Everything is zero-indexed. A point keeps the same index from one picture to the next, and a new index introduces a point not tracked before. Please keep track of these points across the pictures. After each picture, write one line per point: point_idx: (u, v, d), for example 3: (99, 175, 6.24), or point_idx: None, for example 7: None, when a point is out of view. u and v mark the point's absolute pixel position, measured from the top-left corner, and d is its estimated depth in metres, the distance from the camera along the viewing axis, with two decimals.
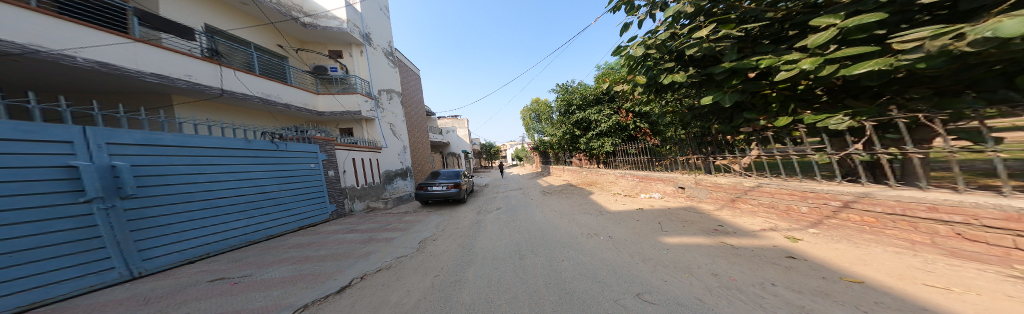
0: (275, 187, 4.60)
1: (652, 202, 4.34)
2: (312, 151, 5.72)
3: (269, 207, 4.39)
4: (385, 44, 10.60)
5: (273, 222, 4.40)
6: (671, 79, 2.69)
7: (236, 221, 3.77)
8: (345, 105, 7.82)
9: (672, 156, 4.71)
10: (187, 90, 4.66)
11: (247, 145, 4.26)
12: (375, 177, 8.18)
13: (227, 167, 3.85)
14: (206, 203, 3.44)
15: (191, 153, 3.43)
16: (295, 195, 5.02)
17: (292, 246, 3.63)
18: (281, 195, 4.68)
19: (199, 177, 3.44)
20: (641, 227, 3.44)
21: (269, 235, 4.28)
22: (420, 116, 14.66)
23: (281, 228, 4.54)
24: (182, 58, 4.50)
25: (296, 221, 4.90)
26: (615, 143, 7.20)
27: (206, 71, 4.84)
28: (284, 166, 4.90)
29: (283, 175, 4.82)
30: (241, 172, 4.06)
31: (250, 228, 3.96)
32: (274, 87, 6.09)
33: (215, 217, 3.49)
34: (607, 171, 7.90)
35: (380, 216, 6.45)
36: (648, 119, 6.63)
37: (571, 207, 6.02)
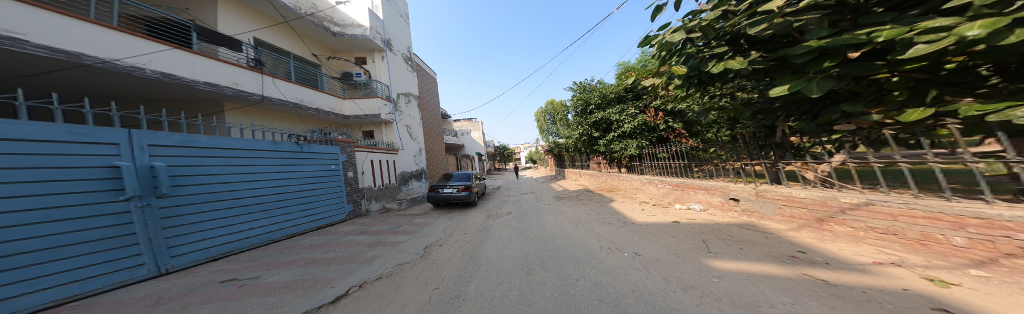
0: (296, 187, 4.76)
1: (691, 215, 3.67)
2: (334, 153, 5.92)
3: (290, 206, 4.53)
4: (404, 49, 10.97)
5: (293, 222, 4.53)
6: (724, 66, 2.10)
7: (258, 220, 3.89)
8: (366, 109, 8.08)
9: (720, 161, 4.08)
10: (233, 97, 5.00)
11: (274, 147, 4.44)
12: (391, 178, 8.35)
13: (254, 168, 4.02)
14: (232, 202, 3.57)
15: (223, 154, 3.59)
16: (315, 196, 5.18)
17: (305, 246, 3.65)
18: (301, 195, 4.84)
19: (228, 177, 3.60)
20: (677, 242, 2.87)
21: (288, 234, 4.40)
22: (436, 118, 14.96)
23: (300, 228, 4.67)
24: (231, 68, 4.85)
25: (314, 220, 5.03)
26: (640, 146, 6.49)
27: (251, 79, 5.16)
28: (306, 167, 5.07)
29: (304, 175, 4.98)
30: (267, 172, 4.23)
31: (270, 227, 4.08)
32: (307, 93, 6.44)
33: (239, 216, 3.62)
34: (630, 177, 7.16)
35: (393, 217, 6.46)
36: (682, 119, 5.89)
37: (589, 215, 5.46)
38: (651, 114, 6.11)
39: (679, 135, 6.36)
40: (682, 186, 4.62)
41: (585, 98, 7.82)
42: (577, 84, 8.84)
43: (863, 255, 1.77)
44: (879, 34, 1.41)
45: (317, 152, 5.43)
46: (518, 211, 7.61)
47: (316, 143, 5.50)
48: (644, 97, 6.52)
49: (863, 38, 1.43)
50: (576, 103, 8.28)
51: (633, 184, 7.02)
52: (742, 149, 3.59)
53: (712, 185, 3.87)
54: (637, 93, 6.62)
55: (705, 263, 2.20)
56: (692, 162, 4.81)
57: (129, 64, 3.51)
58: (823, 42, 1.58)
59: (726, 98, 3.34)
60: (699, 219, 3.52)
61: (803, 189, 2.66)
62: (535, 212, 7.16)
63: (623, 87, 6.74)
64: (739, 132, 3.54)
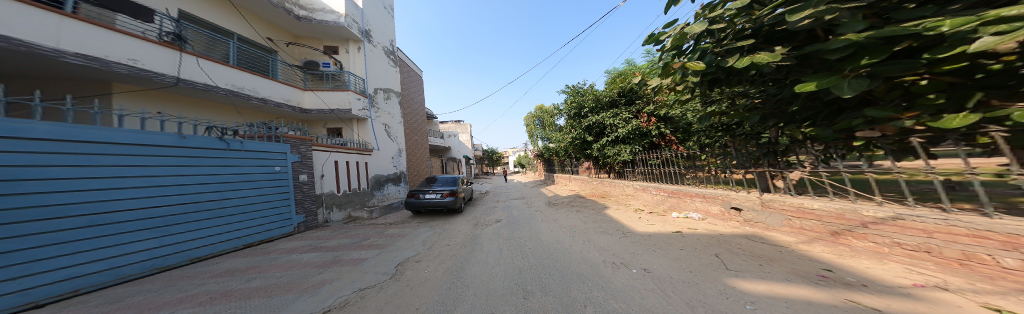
0: (212, 195, 3.73)
1: (691, 224, 3.51)
2: (280, 153, 4.94)
3: (196, 220, 3.48)
4: (386, 42, 10.13)
5: (202, 241, 3.51)
6: (749, 60, 1.97)
7: (139, 241, 2.85)
8: (335, 102, 7.13)
9: (716, 168, 4.14)
10: (129, 77, 3.82)
11: (179, 142, 3.41)
12: (360, 182, 7.40)
13: (143, 170, 2.99)
14: (93, 219, 2.49)
15: (80, 150, 2.49)
16: (243, 206, 4.15)
17: (218, 274, 2.98)
18: (220, 205, 3.81)
19: (93, 183, 2.55)
20: (686, 256, 2.65)
21: (192, 258, 3.37)
22: (420, 118, 14.08)
23: (215, 248, 3.66)
24: (129, 39, 3.73)
25: (236, 238, 3.98)
26: (633, 152, 6.47)
27: (159, 56, 4.05)
28: (227, 169, 4.01)
29: (228, 180, 3.98)
30: (163, 176, 3.19)
31: (161, 251, 3.04)
32: (249, 80, 5.38)
33: (106, 238, 2.57)
34: (623, 183, 7.11)
35: (358, 228, 5.60)
36: (673, 125, 5.99)
37: (584, 223, 5.20)
38: (645, 119, 6.12)
39: (670, 142, 6.44)
40: (678, 194, 4.54)
41: (580, 102, 7.75)
42: (571, 88, 8.80)
43: (901, 276, 1.58)
44: (935, 24, 1.28)
45: (256, 151, 4.47)
46: (508, 219, 7.16)
47: (255, 140, 4.53)
48: (637, 103, 6.54)
49: (917, 29, 1.30)
50: (570, 107, 8.19)
51: (625, 191, 6.97)
52: (745, 154, 3.53)
53: (708, 194, 3.79)
54: (630, 98, 6.64)
55: (729, 285, 1.94)
56: (685, 169, 4.79)
57: None
58: (866, 34, 1.46)
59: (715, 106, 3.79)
60: (701, 229, 3.37)
61: (813, 200, 2.57)
62: (526, 220, 6.76)
63: (617, 92, 6.75)
64: (743, 137, 3.51)
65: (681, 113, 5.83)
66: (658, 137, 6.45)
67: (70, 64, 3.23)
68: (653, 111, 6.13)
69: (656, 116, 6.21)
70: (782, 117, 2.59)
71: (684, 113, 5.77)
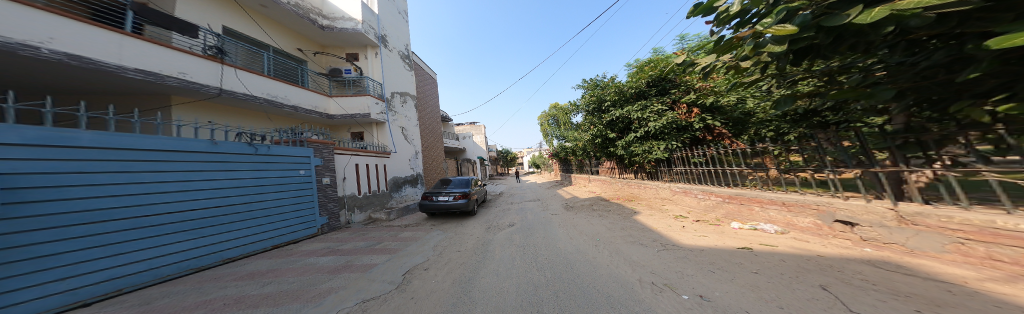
0: (244, 198, 3.79)
1: (766, 241, 2.66)
2: (304, 156, 5.06)
3: (227, 223, 3.51)
4: (401, 47, 10.52)
5: (234, 242, 3.55)
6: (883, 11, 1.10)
7: (175, 243, 2.88)
8: (355, 107, 7.38)
9: (795, 169, 3.43)
10: (180, 89, 4.14)
11: (211, 148, 3.45)
12: (379, 184, 7.54)
13: (182, 175, 3.07)
14: (132, 222, 2.53)
15: (120, 157, 2.54)
16: (271, 207, 4.23)
17: (241, 276, 2.78)
18: (251, 207, 3.89)
19: (132, 187, 2.59)
20: (769, 286, 1.86)
21: (225, 259, 3.40)
22: (436, 120, 14.40)
23: (245, 249, 3.69)
24: (179, 54, 4.04)
25: (265, 239, 4.04)
26: (669, 148, 5.54)
27: (204, 68, 4.34)
28: (257, 173, 4.08)
29: (257, 183, 4.07)
30: (199, 180, 3.26)
31: (195, 252, 3.08)
32: (282, 89, 5.68)
33: (143, 241, 2.59)
34: (656, 185, 6.16)
35: (375, 230, 5.57)
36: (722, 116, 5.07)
37: (610, 232, 4.47)
38: (683, 110, 5.19)
39: (718, 136, 5.41)
40: (739, 198, 3.58)
41: (599, 95, 7.00)
42: (589, 82, 8.07)
43: None
44: None
45: (282, 155, 4.57)
46: (522, 223, 6.65)
47: (281, 145, 4.64)
48: (671, 92, 5.62)
49: None
50: (588, 102, 7.47)
51: (660, 194, 5.99)
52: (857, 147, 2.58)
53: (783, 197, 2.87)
54: (662, 87, 5.74)
55: None
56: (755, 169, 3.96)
57: (17, 41, 2.58)
58: None
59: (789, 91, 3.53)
60: (781, 247, 2.49)
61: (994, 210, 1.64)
62: (542, 225, 6.17)
63: (645, 81, 5.90)
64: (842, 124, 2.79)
65: (729, 100, 4.83)
66: (702, 131, 5.42)
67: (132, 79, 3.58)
68: (693, 100, 5.19)
69: (695, 106, 5.27)
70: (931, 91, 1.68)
71: (732, 99, 4.79)
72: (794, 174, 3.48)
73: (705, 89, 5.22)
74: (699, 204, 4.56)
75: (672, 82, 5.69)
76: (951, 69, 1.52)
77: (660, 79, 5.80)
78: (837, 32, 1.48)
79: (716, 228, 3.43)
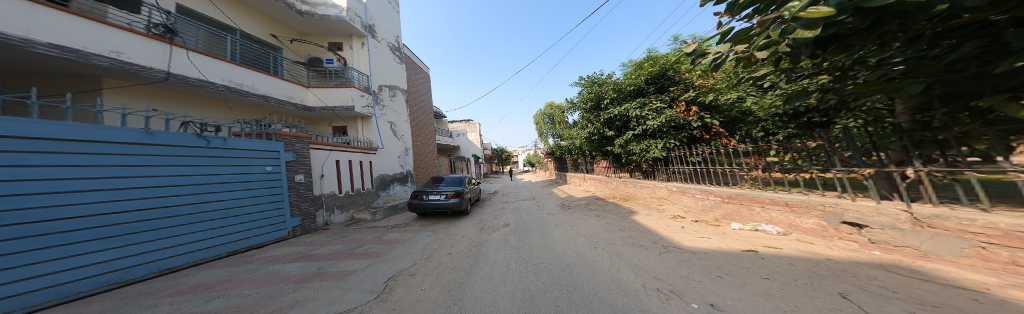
0: (189, 198, 3.06)
1: (770, 242, 2.58)
2: (270, 151, 4.30)
3: (167, 227, 2.78)
4: (391, 38, 10.01)
5: (176, 249, 2.83)
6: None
7: (94, 253, 2.15)
8: (337, 99, 6.86)
9: (792, 169, 3.40)
10: (115, 71, 3.52)
11: (145, 137, 2.68)
12: (365, 183, 7.09)
13: (108, 170, 2.35)
14: (38, 229, 1.84)
15: (24, 146, 1.85)
16: (228, 209, 3.51)
17: (184, 289, 2.34)
18: (200, 210, 3.16)
19: (36, 185, 1.88)
20: (784, 294, 1.73)
21: (162, 270, 2.67)
22: (428, 116, 13.91)
23: (192, 257, 2.98)
24: (111, 30, 3.36)
25: (220, 245, 3.34)
26: (666, 147, 5.51)
27: (148, 49, 3.75)
28: (206, 167, 3.31)
29: (210, 181, 3.34)
30: (129, 177, 2.52)
31: (121, 264, 2.33)
32: (244, 75, 5.04)
33: (50, 251, 1.88)
34: (652, 184, 6.14)
35: (355, 232, 5.15)
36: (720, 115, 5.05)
37: (607, 233, 4.34)
38: (682, 108, 5.15)
39: (716, 135, 5.40)
40: (739, 198, 3.51)
41: (598, 93, 6.91)
42: (586, 79, 7.97)
43: None
44: None
45: (239, 150, 3.80)
46: (517, 223, 6.45)
47: (243, 138, 3.89)
48: (670, 90, 5.58)
49: None
50: (586, 99, 7.38)
51: (657, 194, 5.96)
52: None
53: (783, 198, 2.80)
54: (660, 84, 5.69)
55: None
56: (755, 169, 3.91)
57: None
58: None
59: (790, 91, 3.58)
60: (785, 249, 2.41)
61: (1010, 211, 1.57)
62: (538, 225, 5.99)
63: (644, 79, 5.83)
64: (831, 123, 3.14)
65: (726, 98, 4.81)
66: (700, 130, 5.42)
67: (42, 55, 2.86)
68: (692, 99, 5.16)
69: (693, 104, 5.24)
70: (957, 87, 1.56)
71: (729, 98, 4.77)
72: (793, 174, 3.45)
73: (704, 87, 5.19)
74: (696, 204, 4.51)
75: (671, 80, 5.64)
76: (984, 60, 1.39)
77: (659, 77, 5.75)
78: (874, 15, 1.32)
79: (716, 229, 3.35)
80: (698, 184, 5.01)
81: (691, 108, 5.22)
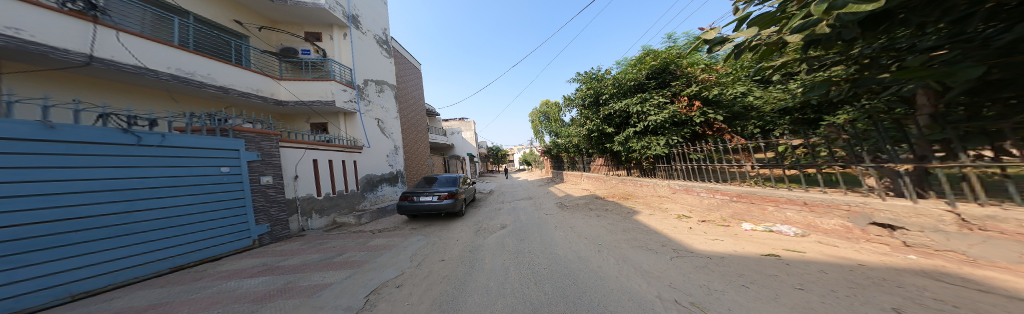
0: (116, 205, 2.38)
1: (790, 245, 2.39)
2: (229, 150, 3.58)
3: (82, 241, 2.12)
4: (377, 30, 9.42)
5: (94, 268, 2.16)
6: None
7: None
8: (316, 93, 6.28)
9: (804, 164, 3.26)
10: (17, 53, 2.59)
11: (51, 132, 2.00)
12: (349, 184, 6.57)
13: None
14: None
15: None
16: (171, 217, 2.84)
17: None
18: (131, 220, 2.48)
19: None
20: (826, 308, 1.47)
21: (73, 295, 2.02)
22: (420, 113, 13.37)
23: (115, 276, 2.31)
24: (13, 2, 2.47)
25: (156, 261, 2.67)
26: (668, 143, 5.37)
27: (71, 27, 2.86)
28: (142, 168, 2.60)
29: (147, 185, 2.64)
30: (28, 182, 1.86)
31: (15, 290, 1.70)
32: (202, 64, 4.24)
33: None
34: (653, 182, 6.03)
35: (336, 238, 4.68)
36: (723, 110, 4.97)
37: (610, 235, 4.13)
38: (684, 102, 5.04)
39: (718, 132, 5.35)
40: (752, 197, 3.32)
41: (597, 88, 6.72)
42: (584, 75, 7.80)
43: None
44: None
45: (187, 148, 3.06)
46: (515, 224, 6.17)
47: (186, 134, 3.09)
48: (672, 85, 5.45)
49: None
50: (584, 95, 7.20)
51: (659, 192, 5.83)
52: None
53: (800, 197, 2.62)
54: (662, 79, 5.56)
55: None
56: (761, 165, 3.81)
57: None
58: None
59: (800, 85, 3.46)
60: (811, 253, 2.19)
61: None
62: (537, 226, 5.74)
63: (645, 73, 5.67)
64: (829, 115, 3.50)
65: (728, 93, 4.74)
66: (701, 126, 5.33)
67: None
68: (694, 93, 5.04)
69: (695, 99, 5.14)
70: (1021, 71, 1.34)
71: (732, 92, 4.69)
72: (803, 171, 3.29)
73: (706, 82, 5.09)
74: (702, 203, 4.35)
75: (672, 75, 5.53)
76: None
77: (661, 71, 5.60)
78: None
79: (726, 229, 3.18)
80: (700, 182, 4.89)
81: (694, 103, 5.10)
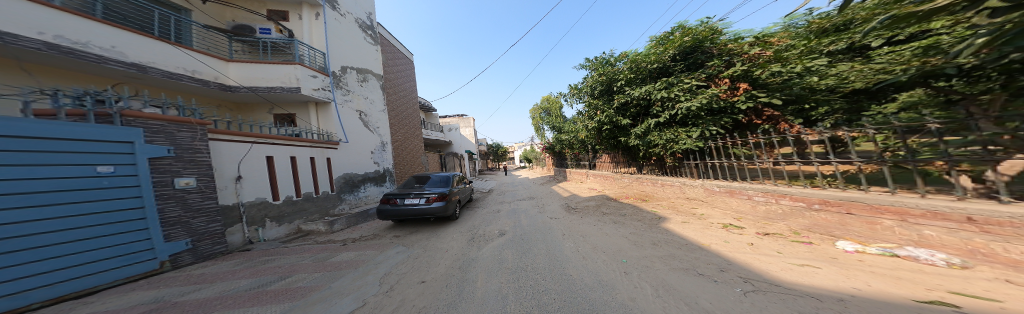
0: None
1: (957, 287, 1.49)
2: (117, 144, 2.48)
3: None
4: (361, 13, 8.52)
5: None
6: None
7: None
8: (276, 78, 5.30)
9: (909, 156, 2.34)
10: None
11: None
12: (321, 185, 5.61)
13: None
14: None
15: None
16: (23, 236, 1.79)
17: None
18: None
19: None
20: None
21: None
22: (413, 108, 12.47)
23: None
24: None
25: None
26: (702, 136, 4.51)
27: None
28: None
29: None
30: None
31: None
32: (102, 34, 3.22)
33: None
34: (680, 182, 5.19)
35: (289, 254, 3.54)
36: (784, 92, 4.17)
37: (639, 253, 3.26)
38: (725, 85, 4.26)
39: (768, 120, 4.65)
40: (846, 204, 2.43)
41: (612, 73, 6.07)
42: (593, 60, 7.01)
43: None
44: None
45: (41, 141, 1.97)
46: (516, 230, 5.31)
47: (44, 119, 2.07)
48: (709, 64, 4.66)
49: None
50: (596, 82, 6.49)
51: (688, 194, 4.98)
52: None
53: (951, 209, 1.73)
54: (693, 60, 4.85)
55: None
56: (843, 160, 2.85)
57: None
58: None
59: (910, 51, 2.63)
60: (1011, 302, 1.29)
61: None
62: (541, 234, 4.89)
63: (672, 53, 4.95)
64: (889, 100, 3.25)
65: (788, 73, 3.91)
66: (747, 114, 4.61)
67: None
68: (740, 74, 4.29)
69: (739, 82, 4.42)
70: None
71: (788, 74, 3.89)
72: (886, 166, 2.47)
73: (757, 59, 4.31)
74: (759, 210, 3.43)
75: (707, 54, 4.77)
76: None
77: (690, 51, 4.91)
78: None
79: (813, 249, 2.27)
80: (741, 183, 4.05)
81: (739, 87, 4.33)
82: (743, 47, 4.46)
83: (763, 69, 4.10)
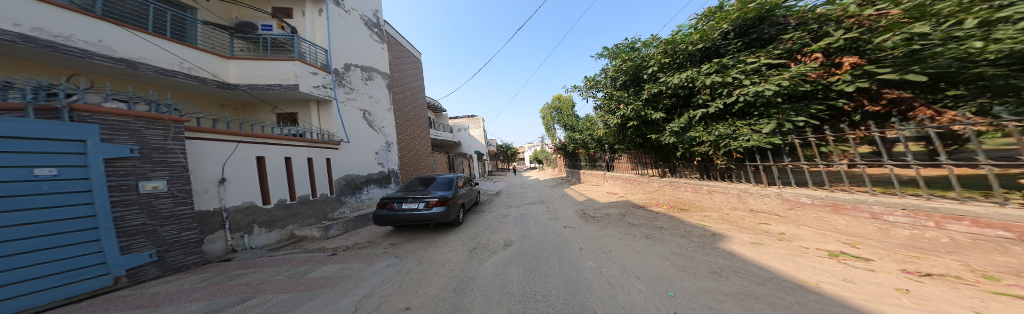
0: None
1: None
2: (66, 142, 2.12)
3: None
4: (367, 11, 8.38)
5: None
6: None
7: None
8: (274, 75, 5.15)
9: None
10: None
11: None
12: (319, 187, 5.36)
13: None
14: None
15: None
16: None
17: None
18: None
19: None
20: None
21: None
22: (421, 108, 12.31)
23: None
24: None
25: None
26: (774, 131, 3.52)
27: None
28: None
29: None
30: None
31: None
32: (90, 28, 3.12)
33: None
34: (736, 189, 4.13)
35: (268, 266, 3.07)
36: (916, 66, 2.59)
37: (693, 286, 2.33)
38: (816, 62, 3.12)
39: (891, 107, 2.93)
40: None
41: (639, 60, 5.16)
42: (611, 48, 6.20)
43: None
44: None
45: (1, 138, 1.71)
46: (523, 241, 4.58)
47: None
48: (785, 36, 3.64)
49: None
50: (618, 73, 5.69)
51: (753, 205, 3.86)
52: None
53: None
54: (755, 35, 3.90)
55: None
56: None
57: None
58: None
59: None
60: None
61: None
62: (554, 247, 4.10)
63: (726, 29, 4.08)
64: None
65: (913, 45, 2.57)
66: (857, 100, 3.17)
67: None
68: (844, 45, 3.04)
69: (841, 55, 3.13)
70: None
71: (919, 45, 2.55)
72: None
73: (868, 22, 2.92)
74: (879, 233, 2.33)
75: (778, 26, 3.77)
76: None
77: (751, 25, 3.98)
78: None
79: None
80: (827, 190, 3.11)
81: (841, 62, 3.05)
82: (848, 8, 3.05)
83: (886, 35, 2.70)
